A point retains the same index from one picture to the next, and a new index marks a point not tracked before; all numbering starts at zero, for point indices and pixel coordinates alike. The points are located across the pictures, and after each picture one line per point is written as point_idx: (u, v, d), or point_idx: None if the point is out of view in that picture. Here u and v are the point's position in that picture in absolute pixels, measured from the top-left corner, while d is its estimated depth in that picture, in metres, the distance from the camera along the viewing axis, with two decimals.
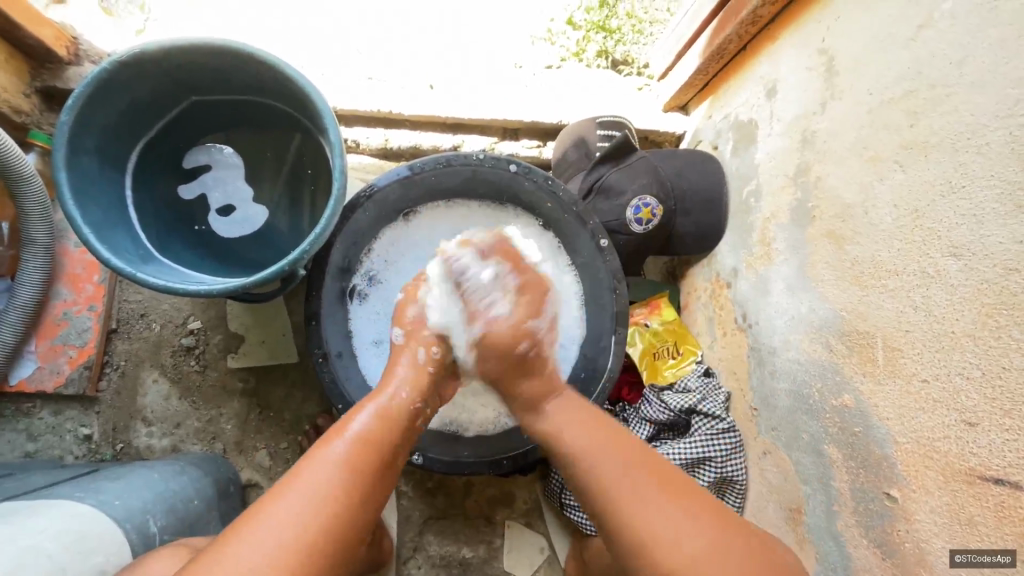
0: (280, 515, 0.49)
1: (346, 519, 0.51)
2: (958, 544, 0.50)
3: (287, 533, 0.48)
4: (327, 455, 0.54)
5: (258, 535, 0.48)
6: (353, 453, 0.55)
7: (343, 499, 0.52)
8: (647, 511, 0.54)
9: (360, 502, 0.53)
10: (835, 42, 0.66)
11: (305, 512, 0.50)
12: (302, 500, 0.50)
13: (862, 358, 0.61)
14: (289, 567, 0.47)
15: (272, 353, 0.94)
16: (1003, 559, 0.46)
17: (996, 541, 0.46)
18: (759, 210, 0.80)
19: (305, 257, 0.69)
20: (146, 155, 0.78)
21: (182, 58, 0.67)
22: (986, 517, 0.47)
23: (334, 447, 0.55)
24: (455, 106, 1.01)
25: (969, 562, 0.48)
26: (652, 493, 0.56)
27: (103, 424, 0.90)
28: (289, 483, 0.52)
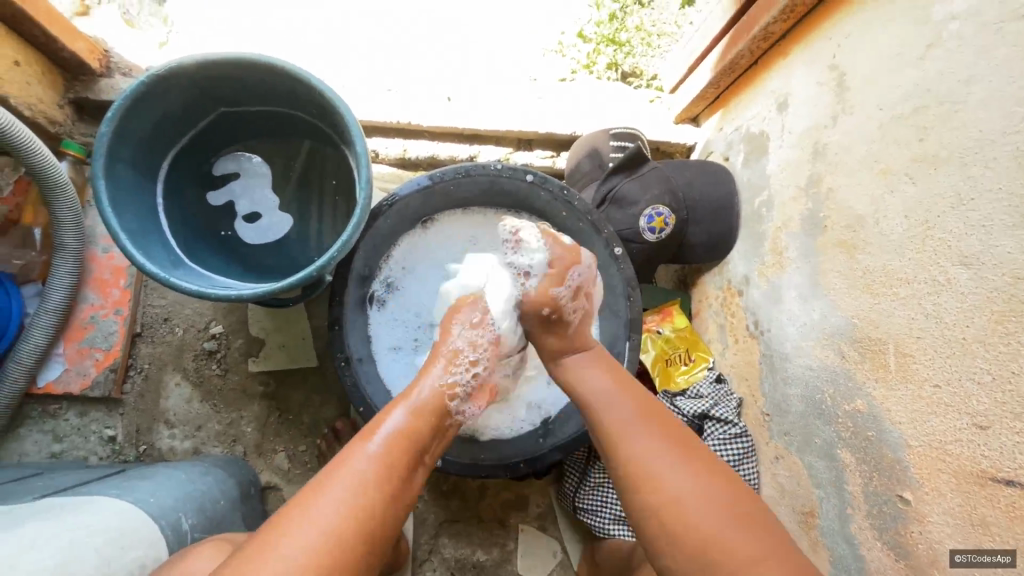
0: (323, 510, 0.48)
1: (382, 514, 0.51)
2: (970, 545, 0.51)
3: (326, 525, 0.47)
4: (366, 451, 0.53)
5: (297, 528, 0.47)
6: (387, 453, 0.54)
7: (383, 498, 0.51)
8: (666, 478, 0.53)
9: (394, 501, 0.52)
10: (845, 59, 0.68)
11: (344, 507, 0.49)
12: (345, 493, 0.50)
13: (874, 364, 0.62)
14: (332, 562, 0.46)
15: (292, 358, 0.96)
16: (1004, 559, 0.48)
17: (1008, 542, 0.48)
18: (771, 220, 0.83)
19: (332, 264, 0.71)
20: (177, 164, 0.80)
21: (216, 71, 0.70)
22: (998, 518, 0.49)
23: (372, 444, 0.54)
24: (472, 117, 1.03)
25: (970, 562, 0.51)
26: (669, 456, 0.55)
27: (127, 426, 0.92)
28: (330, 476, 0.51)
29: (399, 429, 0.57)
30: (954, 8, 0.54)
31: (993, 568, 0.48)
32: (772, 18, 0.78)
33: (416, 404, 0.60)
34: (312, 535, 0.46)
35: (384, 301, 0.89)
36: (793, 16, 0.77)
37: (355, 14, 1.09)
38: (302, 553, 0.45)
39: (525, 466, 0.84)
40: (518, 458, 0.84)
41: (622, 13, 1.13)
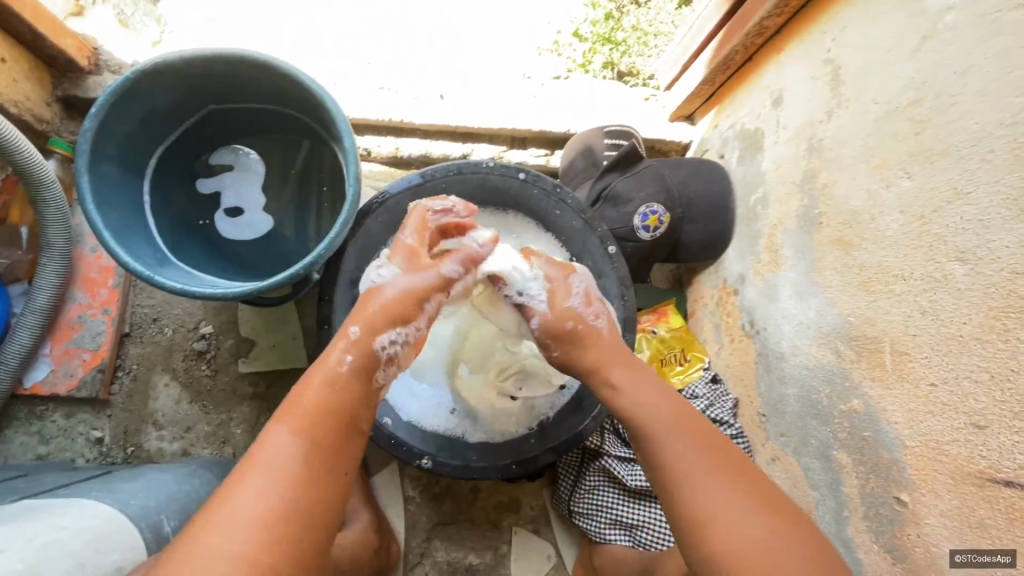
0: (244, 495, 0.47)
1: (307, 488, 0.49)
2: (964, 544, 0.50)
3: (250, 516, 0.46)
4: (283, 436, 0.51)
5: (220, 526, 0.46)
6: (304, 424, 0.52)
7: (304, 467, 0.50)
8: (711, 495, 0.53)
9: (319, 474, 0.51)
10: (840, 53, 0.67)
11: (263, 495, 0.47)
12: (264, 480, 0.48)
13: (870, 363, 0.61)
14: (261, 548, 0.45)
15: (283, 358, 0.95)
16: (1004, 559, 0.47)
17: (1002, 542, 0.47)
18: (766, 217, 0.82)
19: (319, 262, 0.70)
20: (164, 160, 0.79)
21: (204, 68, 0.70)
22: (997, 519, 0.48)
23: (286, 426, 0.52)
24: (464, 116, 1.03)
25: (969, 562, 0.49)
26: (710, 474, 0.55)
27: (115, 427, 0.91)
28: (247, 466, 0.49)
29: (318, 398, 0.54)
30: (949, 0, 0.53)
31: (990, 568, 0.47)
32: (767, 13, 0.77)
33: (335, 369, 0.56)
34: (236, 526, 0.46)
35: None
36: (788, 11, 0.76)
37: (347, 13, 1.08)
38: (228, 555, 0.44)
39: (517, 467, 0.83)
40: (510, 459, 0.83)
41: (619, 12, 1.12)
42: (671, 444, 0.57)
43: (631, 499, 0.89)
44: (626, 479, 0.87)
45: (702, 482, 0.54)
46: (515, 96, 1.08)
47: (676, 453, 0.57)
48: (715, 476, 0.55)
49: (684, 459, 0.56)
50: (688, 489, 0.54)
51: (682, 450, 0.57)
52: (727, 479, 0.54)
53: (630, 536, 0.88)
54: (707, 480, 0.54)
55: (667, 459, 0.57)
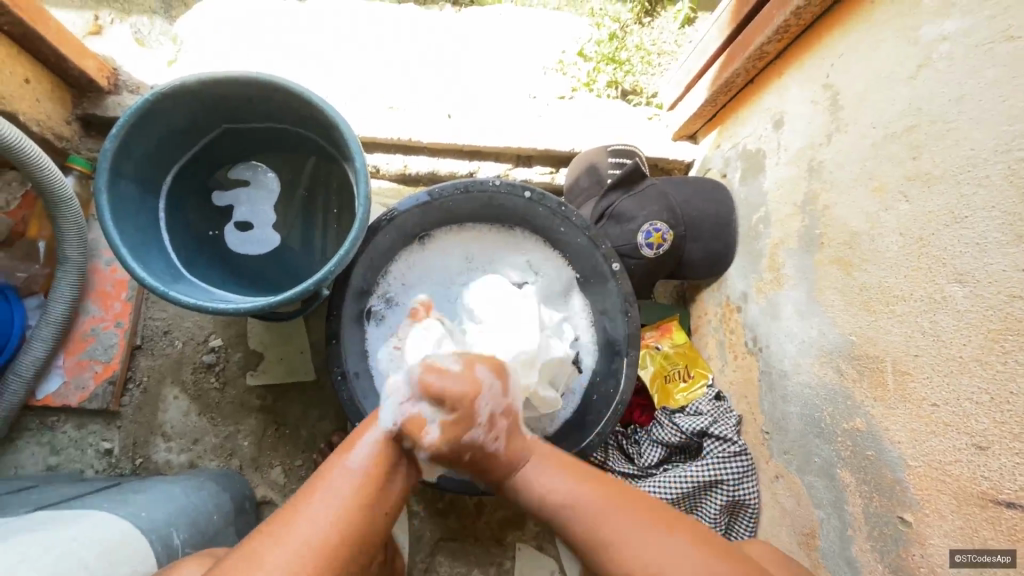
0: (304, 516, 0.50)
1: (364, 521, 0.52)
2: (957, 544, 0.52)
3: (309, 536, 0.49)
4: (345, 465, 0.56)
5: (280, 546, 0.48)
6: (368, 464, 0.56)
7: (366, 500, 0.54)
8: (619, 533, 0.56)
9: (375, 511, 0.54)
10: (839, 78, 0.69)
11: (324, 519, 0.50)
12: (326, 503, 0.52)
13: (872, 382, 0.62)
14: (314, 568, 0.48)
15: (289, 371, 0.96)
16: (1004, 559, 0.48)
17: (995, 543, 0.48)
18: (768, 236, 0.83)
19: (329, 278, 0.71)
20: (180, 178, 0.81)
21: (221, 88, 0.72)
22: (1000, 541, 0.48)
23: (353, 456, 0.56)
24: (472, 134, 1.05)
25: (969, 562, 0.50)
26: (620, 520, 0.56)
27: (124, 439, 0.92)
28: (310, 491, 0.53)
29: (382, 440, 0.58)
30: (943, 30, 0.55)
31: (994, 567, 0.48)
32: (767, 38, 0.79)
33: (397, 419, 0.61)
34: (295, 547, 0.48)
35: (382, 317, 0.89)
36: (788, 36, 0.78)
37: (359, 33, 1.11)
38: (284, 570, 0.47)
39: None
40: None
41: (623, 34, 1.14)
42: (579, 509, 0.58)
43: None
44: None
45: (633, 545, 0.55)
46: (521, 115, 1.10)
47: (593, 519, 0.57)
48: (631, 526, 0.56)
49: (603, 525, 0.56)
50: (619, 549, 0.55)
51: (584, 507, 0.58)
52: (632, 519, 0.56)
53: None
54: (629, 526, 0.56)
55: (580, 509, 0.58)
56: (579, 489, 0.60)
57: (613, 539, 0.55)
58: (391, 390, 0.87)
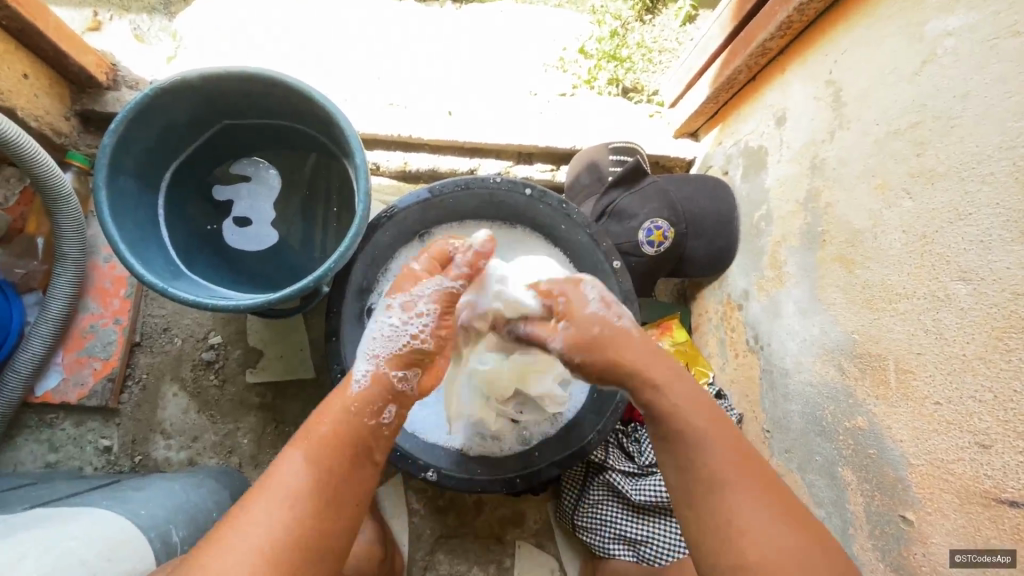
0: (254, 517, 0.51)
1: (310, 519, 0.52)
2: (958, 544, 0.52)
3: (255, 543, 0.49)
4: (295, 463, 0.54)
5: (226, 557, 0.48)
6: (314, 459, 0.55)
7: (314, 500, 0.53)
8: (741, 503, 0.54)
9: (325, 507, 0.53)
10: (842, 74, 0.69)
11: (270, 522, 0.50)
12: (272, 508, 0.52)
13: (875, 380, 0.62)
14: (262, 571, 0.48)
15: (288, 368, 0.96)
16: (1004, 560, 0.47)
17: (996, 542, 0.48)
18: (770, 234, 0.82)
19: (329, 275, 0.71)
20: (180, 174, 0.81)
21: (222, 84, 0.71)
22: (1003, 540, 0.48)
23: (300, 451, 0.55)
24: (472, 131, 1.04)
25: (969, 562, 0.50)
26: (747, 490, 0.54)
27: (123, 436, 0.92)
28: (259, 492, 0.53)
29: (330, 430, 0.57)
30: (948, 26, 0.55)
31: (993, 567, 0.48)
32: (770, 34, 0.78)
33: (347, 401, 0.59)
34: (243, 552, 0.49)
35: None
36: (791, 33, 0.77)
37: (358, 30, 1.10)
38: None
39: (522, 482, 0.82)
40: (515, 473, 0.83)
41: (624, 31, 1.13)
42: (712, 466, 0.56)
43: (635, 514, 0.89)
44: (632, 495, 0.87)
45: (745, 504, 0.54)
46: (522, 113, 1.10)
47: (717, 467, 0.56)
48: (755, 498, 0.54)
49: (723, 472, 0.56)
50: (733, 513, 0.53)
51: (724, 468, 0.56)
52: (762, 497, 0.54)
53: (631, 551, 0.88)
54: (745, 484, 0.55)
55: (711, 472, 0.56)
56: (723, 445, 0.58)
57: (729, 506, 0.54)
58: None
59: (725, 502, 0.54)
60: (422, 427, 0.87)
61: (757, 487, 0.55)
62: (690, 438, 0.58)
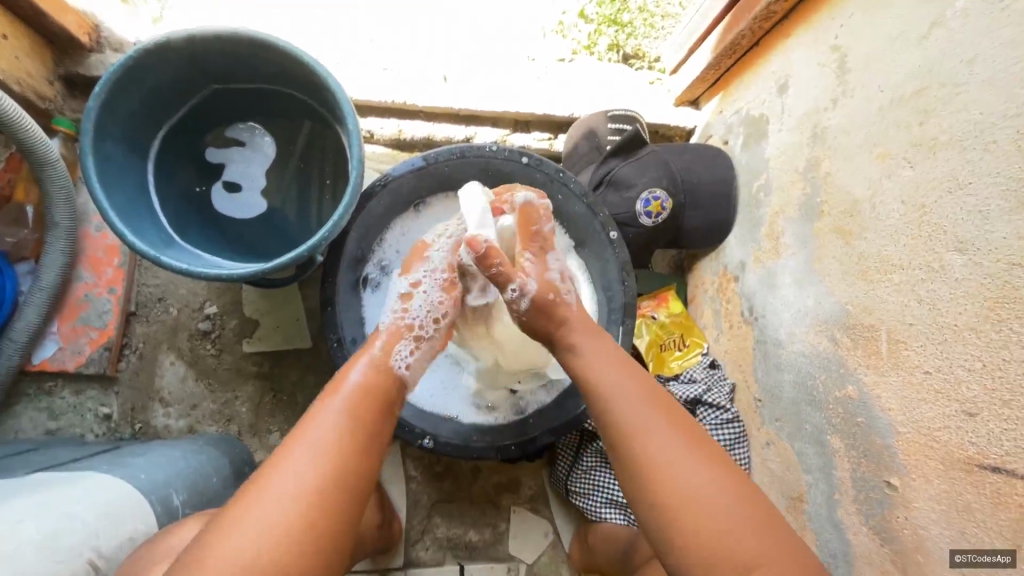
0: (288, 468, 0.51)
1: (345, 468, 0.53)
2: (958, 545, 0.51)
3: (291, 487, 0.49)
4: (324, 414, 0.56)
5: (267, 498, 0.49)
6: (348, 409, 0.57)
7: (347, 451, 0.54)
8: (658, 444, 0.56)
9: (359, 455, 0.54)
10: (848, 39, 0.66)
11: (306, 468, 0.51)
12: (306, 456, 0.52)
13: (867, 350, 0.62)
14: (299, 513, 0.48)
15: (286, 338, 0.96)
16: (1003, 559, 0.47)
17: (995, 542, 0.48)
18: (768, 204, 0.82)
19: (323, 244, 0.70)
20: (169, 140, 0.79)
21: (211, 45, 0.69)
22: (982, 503, 0.49)
23: (334, 405, 0.57)
24: (468, 98, 1.02)
25: (968, 563, 0.49)
26: (668, 436, 0.57)
27: (123, 404, 0.92)
28: (293, 441, 0.53)
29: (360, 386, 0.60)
30: None
31: (992, 568, 0.47)
32: None
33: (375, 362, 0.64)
34: (281, 497, 0.49)
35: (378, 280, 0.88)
36: None
37: None
38: (274, 522, 0.47)
39: (517, 448, 0.84)
40: (511, 440, 0.84)
41: None
42: (628, 414, 0.59)
43: None
44: None
45: (654, 435, 0.57)
46: (519, 78, 1.06)
47: (625, 398, 0.60)
48: (672, 439, 0.57)
49: (637, 414, 0.59)
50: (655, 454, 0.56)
51: (637, 416, 0.59)
52: (681, 441, 0.57)
53: (624, 515, 0.88)
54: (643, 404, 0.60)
55: (625, 412, 0.59)
56: (632, 378, 0.62)
57: (650, 453, 0.56)
58: None
59: (645, 455, 0.56)
60: (422, 397, 0.88)
61: (678, 434, 0.57)
62: (609, 390, 0.61)
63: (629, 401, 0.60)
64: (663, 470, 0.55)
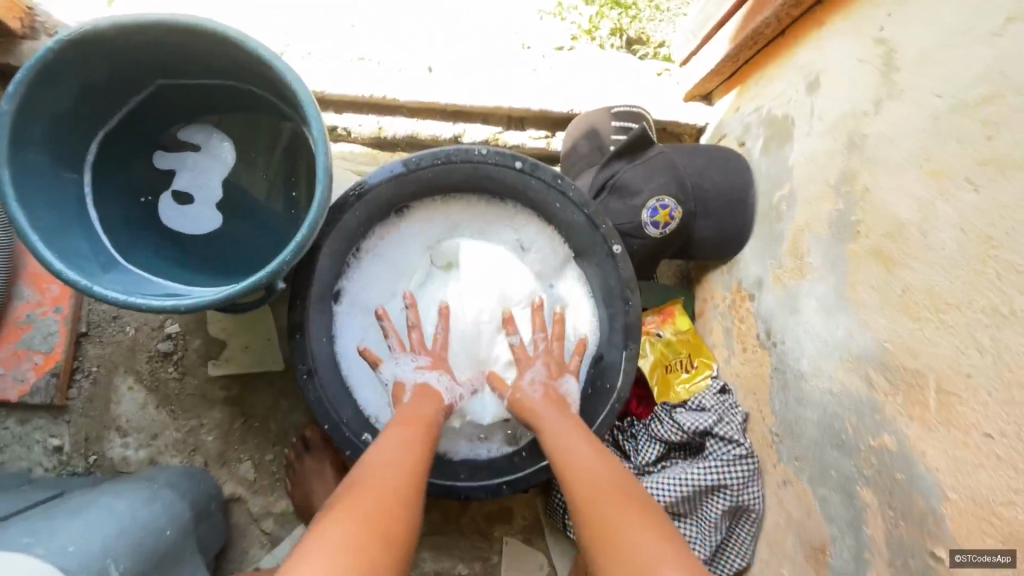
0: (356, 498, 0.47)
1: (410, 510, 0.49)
2: (958, 543, 0.49)
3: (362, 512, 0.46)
4: (384, 455, 0.54)
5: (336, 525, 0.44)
6: (408, 452, 0.56)
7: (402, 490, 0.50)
8: (596, 491, 0.51)
9: (414, 496, 0.51)
10: (897, 31, 0.56)
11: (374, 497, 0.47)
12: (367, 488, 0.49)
13: (910, 399, 0.54)
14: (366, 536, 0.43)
15: (257, 361, 0.87)
16: (1004, 558, 0.45)
17: (996, 541, 0.45)
18: (791, 218, 0.73)
19: (284, 268, 0.61)
20: (109, 145, 0.68)
21: (146, 35, 0.58)
22: (1000, 535, 0.45)
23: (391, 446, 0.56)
24: (456, 91, 0.92)
25: (968, 562, 0.47)
26: (609, 488, 0.52)
27: (75, 435, 0.84)
28: (354, 484, 0.50)
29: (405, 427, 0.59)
30: None
31: (990, 566, 0.45)
32: None
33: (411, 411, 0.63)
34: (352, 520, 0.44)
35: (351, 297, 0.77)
36: None
37: None
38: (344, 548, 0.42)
39: (508, 489, 0.77)
40: (502, 480, 0.77)
41: None
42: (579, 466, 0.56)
43: None
44: None
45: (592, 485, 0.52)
46: (510, 66, 0.95)
47: (567, 443, 0.59)
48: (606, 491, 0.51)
49: (584, 464, 0.56)
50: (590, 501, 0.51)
51: (583, 466, 0.56)
52: (621, 492, 0.51)
53: None
54: (596, 457, 0.57)
55: (572, 468, 0.56)
56: (589, 441, 0.60)
57: (587, 495, 0.52)
58: (367, 386, 0.76)
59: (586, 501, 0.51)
60: None
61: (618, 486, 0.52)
62: (563, 450, 0.59)
63: (578, 456, 0.57)
64: (587, 498, 0.52)
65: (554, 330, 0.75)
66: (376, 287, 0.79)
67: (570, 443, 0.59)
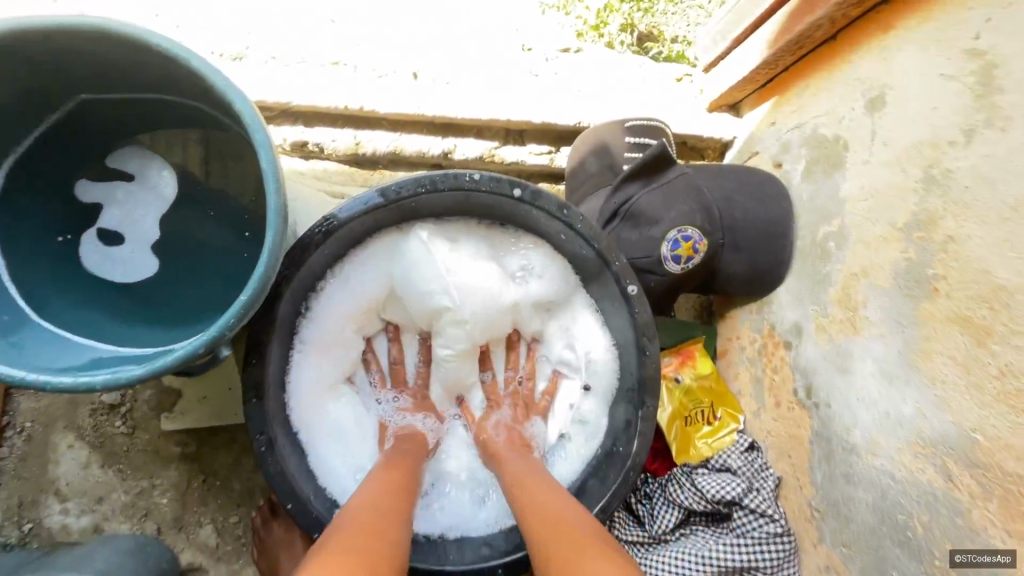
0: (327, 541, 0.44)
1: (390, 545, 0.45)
2: (956, 543, 0.47)
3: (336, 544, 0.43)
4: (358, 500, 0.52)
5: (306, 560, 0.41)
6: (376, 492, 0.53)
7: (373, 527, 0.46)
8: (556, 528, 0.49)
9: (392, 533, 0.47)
10: (1000, 40, 0.45)
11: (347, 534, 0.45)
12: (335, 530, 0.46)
13: (1008, 509, 0.43)
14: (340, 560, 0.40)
15: (216, 414, 0.75)
16: (1004, 559, 0.43)
17: (996, 540, 0.44)
18: (841, 259, 0.61)
19: (229, 331, 0.49)
20: (18, 175, 0.55)
21: (49, 44, 0.46)
22: (1004, 533, 0.43)
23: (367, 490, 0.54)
24: (443, 103, 0.80)
25: (968, 563, 0.45)
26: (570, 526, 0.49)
27: (6, 500, 0.73)
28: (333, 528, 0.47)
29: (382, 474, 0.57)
30: None
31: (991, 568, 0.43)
32: None
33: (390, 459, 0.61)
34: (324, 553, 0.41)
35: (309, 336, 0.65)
36: None
37: None
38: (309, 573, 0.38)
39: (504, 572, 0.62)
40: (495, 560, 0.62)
41: None
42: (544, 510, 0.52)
43: None
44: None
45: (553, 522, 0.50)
46: (507, 71, 0.83)
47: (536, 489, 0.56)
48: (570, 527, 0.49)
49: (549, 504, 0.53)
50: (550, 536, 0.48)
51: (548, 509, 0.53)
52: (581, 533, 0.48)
53: None
54: (552, 492, 0.55)
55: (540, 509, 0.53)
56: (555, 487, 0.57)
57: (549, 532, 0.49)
58: (342, 447, 0.66)
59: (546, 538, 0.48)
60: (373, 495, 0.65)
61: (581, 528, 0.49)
62: (530, 492, 0.56)
63: (545, 500, 0.54)
64: (549, 532, 0.49)
65: (528, 368, 0.74)
66: (336, 316, 0.66)
67: (538, 488, 0.56)
